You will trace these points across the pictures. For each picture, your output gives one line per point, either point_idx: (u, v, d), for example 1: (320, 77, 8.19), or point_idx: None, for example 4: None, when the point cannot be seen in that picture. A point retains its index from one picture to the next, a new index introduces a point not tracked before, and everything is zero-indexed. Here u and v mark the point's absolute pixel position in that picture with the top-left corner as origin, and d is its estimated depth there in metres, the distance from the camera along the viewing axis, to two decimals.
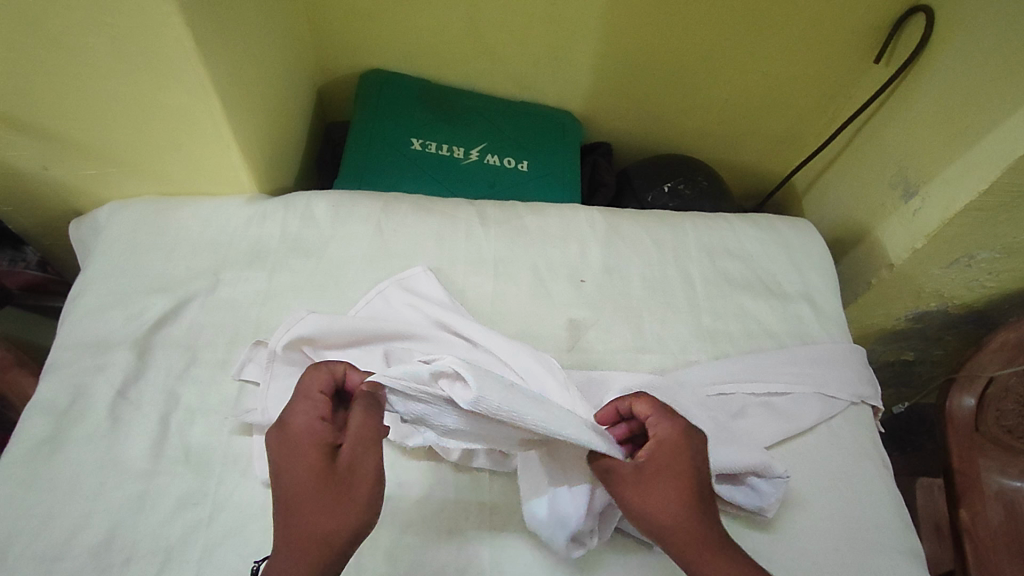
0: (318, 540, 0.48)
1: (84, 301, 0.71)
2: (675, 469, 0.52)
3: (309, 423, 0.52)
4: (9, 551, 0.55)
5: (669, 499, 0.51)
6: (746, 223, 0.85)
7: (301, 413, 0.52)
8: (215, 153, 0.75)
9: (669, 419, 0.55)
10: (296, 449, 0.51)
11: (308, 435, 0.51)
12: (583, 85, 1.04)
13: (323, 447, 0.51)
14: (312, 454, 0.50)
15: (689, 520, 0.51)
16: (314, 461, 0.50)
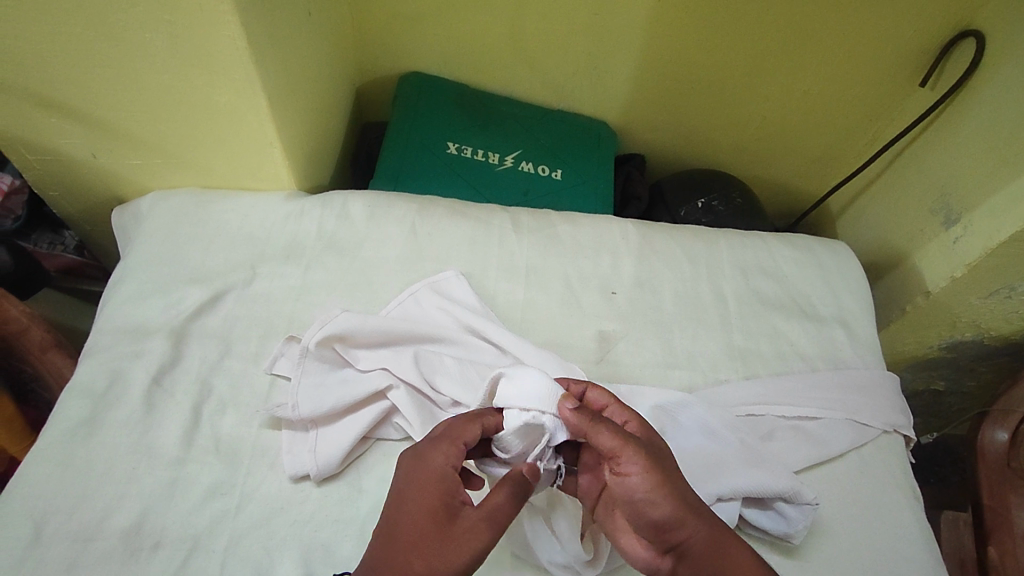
0: None
1: (124, 288, 0.72)
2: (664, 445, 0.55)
3: (447, 483, 0.50)
4: (45, 527, 0.57)
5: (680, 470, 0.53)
6: (781, 243, 0.84)
7: (447, 468, 0.51)
8: (258, 149, 0.76)
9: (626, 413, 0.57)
10: (420, 489, 0.50)
11: (441, 502, 0.49)
12: (620, 96, 1.04)
13: (445, 496, 0.50)
14: (436, 521, 0.48)
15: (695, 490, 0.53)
16: (439, 527, 0.48)
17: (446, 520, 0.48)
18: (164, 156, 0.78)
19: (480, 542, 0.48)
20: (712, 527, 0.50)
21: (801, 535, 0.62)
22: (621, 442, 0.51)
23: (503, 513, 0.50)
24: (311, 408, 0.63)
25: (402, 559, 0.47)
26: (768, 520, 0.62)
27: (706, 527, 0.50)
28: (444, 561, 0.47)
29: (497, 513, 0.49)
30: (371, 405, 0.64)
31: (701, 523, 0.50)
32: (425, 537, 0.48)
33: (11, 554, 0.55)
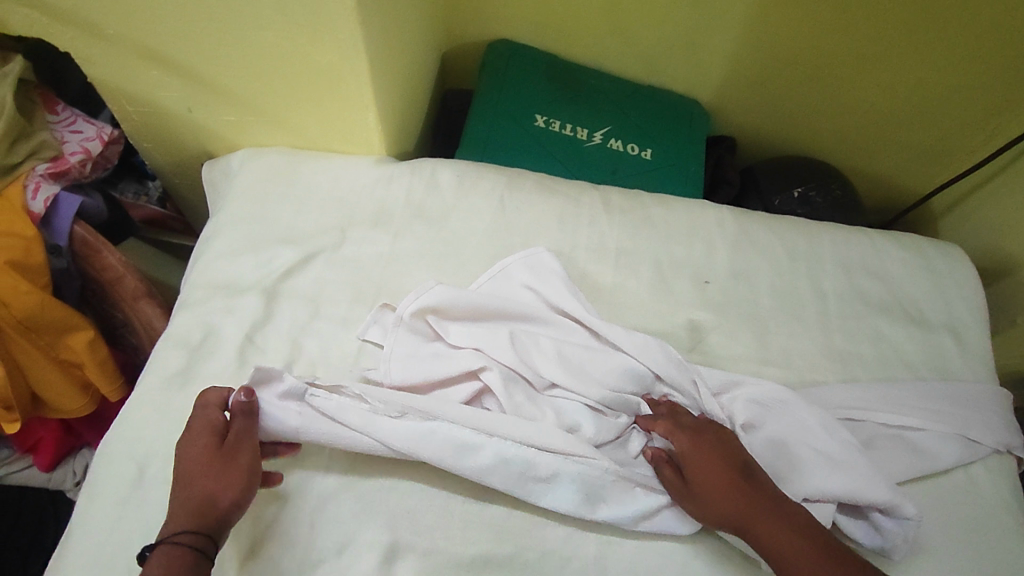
0: (199, 503, 0.52)
1: (217, 243, 0.73)
2: (721, 466, 0.58)
3: (209, 424, 0.56)
4: (146, 470, 0.59)
5: (721, 498, 0.57)
6: (889, 241, 0.79)
7: (199, 417, 0.56)
8: (353, 112, 0.75)
9: (685, 436, 0.61)
10: (195, 434, 0.55)
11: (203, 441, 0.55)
12: (716, 74, 0.99)
13: (214, 434, 0.55)
14: (205, 457, 0.54)
15: (748, 511, 0.56)
16: (207, 460, 0.54)
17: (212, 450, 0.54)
18: (259, 114, 0.77)
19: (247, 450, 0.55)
20: (788, 527, 0.54)
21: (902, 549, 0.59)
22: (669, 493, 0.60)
23: (257, 426, 0.57)
24: (404, 376, 0.63)
25: (185, 496, 0.52)
26: (863, 532, 0.59)
27: (782, 528, 0.55)
28: (224, 478, 0.53)
29: (252, 429, 0.56)
30: (462, 383, 0.64)
31: (772, 530, 0.55)
32: (200, 471, 0.53)
33: (118, 491, 0.58)
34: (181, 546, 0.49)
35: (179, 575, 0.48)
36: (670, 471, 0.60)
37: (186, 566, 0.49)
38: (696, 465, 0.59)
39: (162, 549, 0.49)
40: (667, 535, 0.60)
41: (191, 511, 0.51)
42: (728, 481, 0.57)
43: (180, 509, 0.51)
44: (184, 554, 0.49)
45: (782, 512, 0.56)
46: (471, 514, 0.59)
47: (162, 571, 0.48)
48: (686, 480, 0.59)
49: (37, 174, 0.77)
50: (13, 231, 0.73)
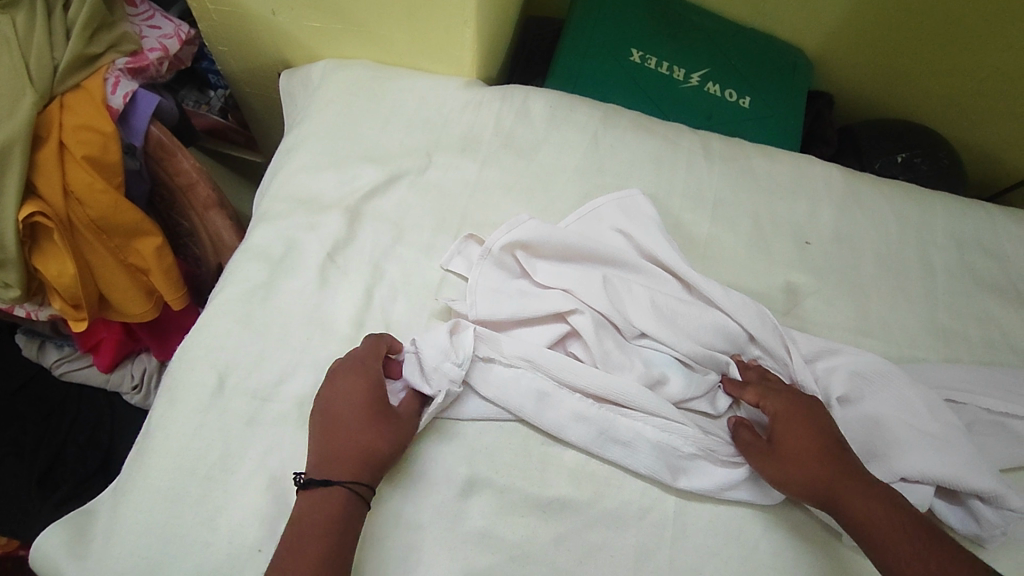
0: (366, 453, 0.51)
1: (298, 156, 0.70)
2: (809, 433, 0.55)
3: (377, 383, 0.54)
4: (227, 380, 0.58)
5: (810, 467, 0.54)
6: (1007, 218, 0.73)
7: (373, 372, 0.55)
8: (448, 28, 0.70)
9: (774, 400, 0.58)
10: (359, 390, 0.54)
11: (375, 394, 0.54)
12: (828, 20, 0.91)
13: (379, 395, 0.54)
14: (374, 409, 0.53)
15: (840, 485, 0.52)
16: (376, 412, 0.53)
17: (379, 404, 0.54)
18: (347, 23, 0.73)
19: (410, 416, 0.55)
20: (877, 502, 0.51)
21: (997, 538, 0.56)
22: (749, 456, 0.57)
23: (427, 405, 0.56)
24: (489, 311, 0.60)
25: (350, 440, 0.51)
26: (958, 518, 0.56)
27: (871, 501, 0.51)
28: (392, 434, 0.53)
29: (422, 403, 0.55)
30: (548, 325, 0.61)
31: (859, 502, 0.51)
32: (368, 422, 0.52)
33: (198, 399, 0.57)
34: (352, 491, 0.49)
35: (348, 519, 0.48)
36: (750, 434, 0.58)
37: (356, 512, 0.49)
38: (784, 432, 0.56)
39: (336, 490, 0.49)
40: (741, 502, 0.57)
41: (360, 458, 0.51)
42: (819, 452, 0.54)
43: (348, 452, 0.51)
44: (350, 500, 0.49)
45: (880, 493, 0.52)
46: (550, 456, 0.58)
47: (335, 513, 0.48)
48: (769, 444, 0.57)
49: (117, 68, 0.73)
50: (92, 126, 0.70)
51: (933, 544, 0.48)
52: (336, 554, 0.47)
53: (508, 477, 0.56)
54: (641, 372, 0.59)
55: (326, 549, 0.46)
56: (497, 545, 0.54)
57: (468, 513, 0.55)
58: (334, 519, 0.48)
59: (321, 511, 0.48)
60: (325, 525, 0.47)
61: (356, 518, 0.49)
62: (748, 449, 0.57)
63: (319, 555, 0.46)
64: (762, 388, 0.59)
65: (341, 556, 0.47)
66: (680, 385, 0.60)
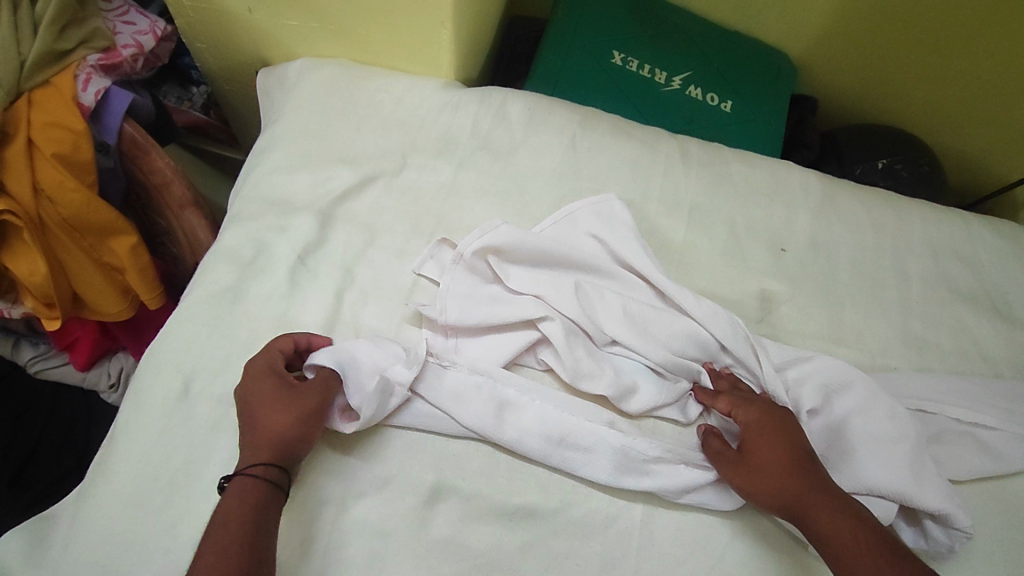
0: (270, 439, 0.50)
1: (271, 157, 0.69)
2: (780, 445, 0.55)
3: (271, 368, 0.54)
4: (193, 384, 0.58)
5: (781, 478, 0.54)
6: (983, 226, 0.73)
7: (267, 362, 0.55)
8: (426, 28, 0.70)
9: (748, 409, 0.58)
10: (256, 381, 0.53)
11: (270, 377, 0.54)
12: (812, 24, 0.90)
13: (276, 379, 0.53)
14: (272, 393, 0.52)
15: (809, 497, 0.52)
16: (275, 395, 0.52)
17: (279, 387, 0.53)
18: (323, 22, 0.72)
19: (320, 394, 0.53)
20: (846, 517, 0.51)
21: (944, 556, 0.56)
22: (721, 466, 0.56)
23: (327, 377, 0.54)
24: (459, 317, 0.60)
25: (256, 428, 0.51)
26: (915, 536, 0.56)
27: (840, 516, 0.51)
28: (293, 413, 0.52)
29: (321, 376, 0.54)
30: (518, 331, 0.61)
31: (829, 516, 0.51)
32: (263, 404, 0.52)
33: (163, 403, 0.57)
34: (253, 476, 0.49)
35: (255, 504, 0.48)
36: (719, 443, 0.58)
37: (265, 496, 0.48)
38: (755, 442, 0.56)
39: (241, 479, 0.49)
40: (708, 510, 0.57)
41: (263, 443, 0.50)
42: (790, 463, 0.54)
43: (253, 440, 0.51)
44: (257, 484, 0.48)
45: (847, 507, 0.52)
46: (517, 464, 0.57)
47: (240, 502, 0.47)
48: (740, 454, 0.56)
49: (88, 65, 0.72)
50: (62, 124, 0.69)
51: (900, 562, 0.48)
52: (251, 538, 0.46)
53: (473, 486, 0.56)
54: (612, 384, 0.58)
55: (238, 533, 0.45)
56: (461, 554, 0.54)
57: (433, 521, 0.54)
58: (237, 507, 0.47)
59: (226, 503, 0.47)
60: (228, 515, 0.46)
61: (266, 500, 0.48)
62: (720, 460, 0.57)
63: (229, 539, 0.45)
64: (736, 399, 0.59)
65: (258, 539, 0.46)
66: (651, 396, 0.59)
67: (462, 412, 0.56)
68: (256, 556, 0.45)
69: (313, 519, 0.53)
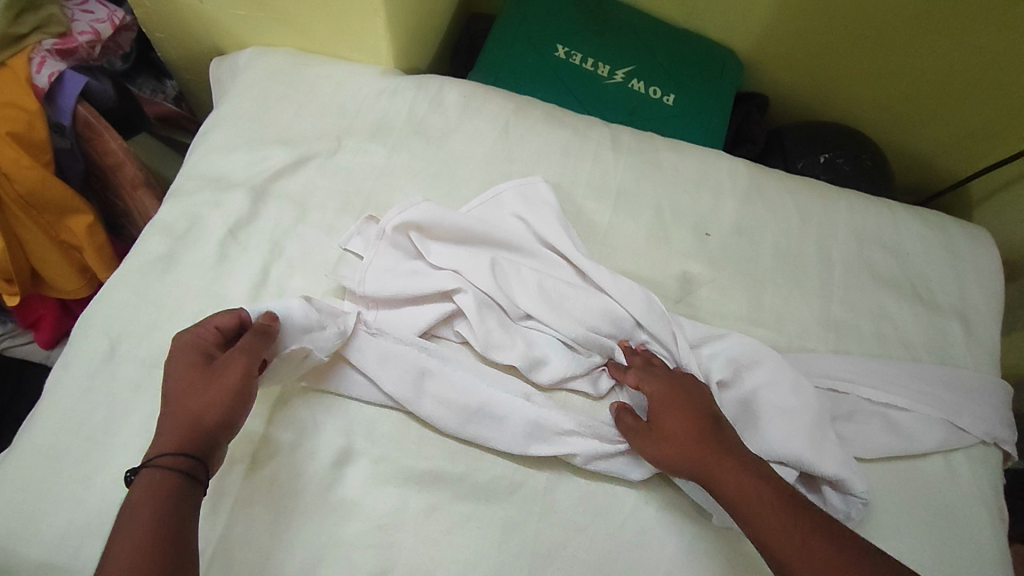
0: (189, 422, 0.48)
1: (212, 138, 0.72)
2: (687, 411, 0.55)
3: (197, 345, 0.52)
4: (119, 346, 0.60)
5: (688, 445, 0.54)
6: (910, 216, 0.74)
7: (192, 339, 0.52)
8: (362, 17, 0.72)
9: (656, 377, 0.58)
10: (179, 359, 0.51)
11: (195, 355, 0.51)
12: (756, 22, 0.93)
13: (201, 356, 0.51)
14: (190, 374, 0.50)
15: (709, 464, 0.52)
16: (192, 379, 0.50)
17: (204, 366, 0.51)
18: (267, 12, 0.75)
19: (244, 367, 0.51)
20: (753, 478, 0.51)
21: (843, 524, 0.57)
22: (633, 437, 0.57)
23: (254, 346, 0.52)
24: (376, 288, 0.62)
25: (171, 415, 0.49)
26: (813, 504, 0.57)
27: (746, 476, 0.51)
28: (207, 398, 0.49)
29: (248, 349, 0.52)
30: (434, 303, 0.62)
31: (738, 477, 0.51)
32: (185, 384, 0.50)
33: (88, 364, 0.59)
34: (164, 468, 0.46)
35: (167, 496, 0.45)
36: (630, 417, 0.58)
37: (179, 488, 0.46)
38: (663, 411, 0.56)
39: (151, 471, 0.46)
40: (621, 480, 0.58)
41: (177, 431, 0.48)
42: (697, 429, 0.54)
43: (166, 427, 0.48)
44: (167, 478, 0.46)
45: (752, 473, 0.52)
46: (427, 432, 0.58)
47: (150, 494, 0.45)
48: (649, 425, 0.57)
49: (43, 49, 0.75)
50: (16, 103, 0.72)
51: (805, 518, 0.49)
52: (163, 531, 0.43)
53: (382, 450, 0.57)
54: (522, 356, 0.60)
55: (145, 531, 0.43)
56: (364, 516, 0.54)
57: (340, 483, 0.55)
58: (146, 502, 0.44)
59: (135, 496, 0.45)
60: (137, 508, 0.44)
61: (178, 492, 0.46)
62: (633, 434, 0.57)
63: (139, 541, 0.43)
64: (644, 368, 0.60)
65: (171, 531, 0.44)
66: (562, 368, 0.61)
67: (377, 378, 0.58)
68: (169, 550, 0.43)
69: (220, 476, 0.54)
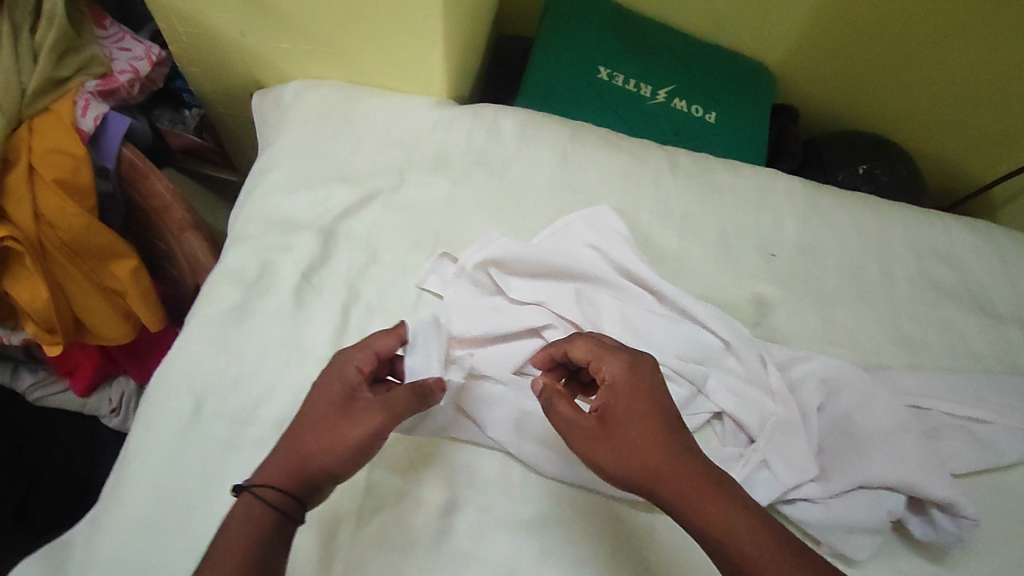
0: (304, 458, 0.50)
1: (270, 179, 0.70)
2: (647, 414, 0.50)
3: (347, 374, 0.54)
4: (204, 405, 0.58)
5: (646, 453, 0.48)
6: (963, 228, 0.76)
7: (348, 366, 0.54)
8: (416, 49, 0.71)
9: (615, 366, 0.53)
10: (329, 384, 0.53)
11: (343, 386, 0.53)
12: (789, 37, 0.94)
13: (347, 390, 0.53)
14: (333, 406, 0.52)
15: (660, 470, 0.47)
16: (332, 412, 0.52)
17: (347, 403, 0.52)
18: (315, 45, 0.73)
19: (383, 423, 0.51)
20: (720, 499, 0.46)
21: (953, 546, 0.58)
22: (574, 433, 0.51)
23: (401, 405, 0.52)
24: (465, 328, 0.62)
25: (295, 441, 0.51)
26: (920, 527, 0.58)
27: (714, 498, 0.46)
28: (332, 440, 0.50)
29: (394, 404, 0.52)
30: (523, 340, 0.63)
31: (704, 497, 0.46)
32: (320, 412, 0.52)
33: (174, 425, 0.57)
34: (265, 499, 0.47)
35: (262, 532, 0.46)
36: (569, 409, 0.52)
37: (272, 526, 0.47)
38: (619, 410, 0.51)
39: (254, 497, 0.47)
40: None
41: (291, 461, 0.49)
42: (657, 437, 0.49)
43: (283, 451, 0.50)
44: (266, 512, 0.47)
45: (717, 489, 0.46)
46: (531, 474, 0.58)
47: (245, 524, 0.46)
48: (599, 422, 0.51)
49: (86, 91, 0.73)
50: (63, 149, 0.70)
51: (783, 551, 0.44)
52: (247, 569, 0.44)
53: (494, 499, 0.57)
54: None
55: (237, 563, 0.44)
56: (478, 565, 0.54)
57: (451, 534, 0.55)
58: (241, 531, 0.46)
59: (233, 518, 0.47)
60: (232, 535, 0.46)
61: (272, 530, 0.47)
62: (576, 428, 0.51)
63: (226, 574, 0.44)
64: (601, 351, 0.54)
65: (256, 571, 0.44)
66: None
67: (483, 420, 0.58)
68: None
69: (330, 536, 0.54)
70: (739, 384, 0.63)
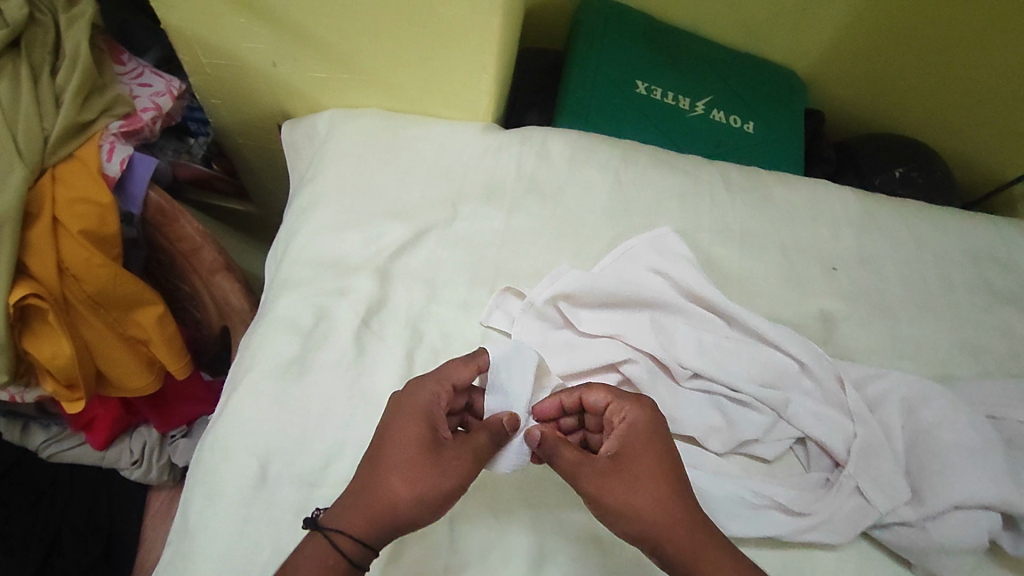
0: (385, 504, 0.47)
1: (315, 217, 0.66)
2: (661, 460, 0.49)
3: (428, 409, 0.50)
4: (270, 467, 0.55)
5: (659, 501, 0.47)
6: (1015, 231, 0.76)
7: (428, 400, 0.51)
8: (463, 74, 0.68)
9: (635, 408, 0.52)
10: (406, 418, 0.50)
11: (425, 421, 0.50)
12: (818, 43, 0.93)
13: (428, 428, 0.49)
14: (415, 445, 0.48)
15: (672, 523, 0.47)
16: (416, 453, 0.48)
17: (429, 442, 0.49)
18: (354, 74, 0.70)
19: (466, 468, 0.49)
20: (725, 555, 0.46)
21: None
22: (579, 476, 0.49)
23: (482, 448, 0.50)
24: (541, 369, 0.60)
25: (373, 483, 0.47)
26: (1013, 543, 0.58)
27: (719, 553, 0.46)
28: (416, 487, 0.47)
29: (477, 447, 0.50)
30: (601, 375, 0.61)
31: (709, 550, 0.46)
32: (400, 451, 0.48)
33: (241, 491, 0.54)
34: (340, 550, 0.45)
35: None
36: (574, 454, 0.50)
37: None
38: (635, 452, 0.50)
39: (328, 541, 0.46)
40: (822, 545, 0.57)
41: (370, 508, 0.47)
42: (668, 484, 0.48)
43: (359, 494, 0.47)
44: (339, 564, 0.45)
45: (720, 545, 0.47)
46: None
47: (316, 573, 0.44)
48: (614, 464, 0.49)
49: (111, 133, 0.69)
50: (88, 198, 0.65)
51: None
52: None
53: (587, 546, 0.55)
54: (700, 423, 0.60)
55: None
56: None
57: None
58: None
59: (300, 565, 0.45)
60: None
61: None
62: (583, 471, 0.49)
63: None
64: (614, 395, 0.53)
65: None
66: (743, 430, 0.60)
67: None
68: None
69: None
70: (819, 407, 0.61)
